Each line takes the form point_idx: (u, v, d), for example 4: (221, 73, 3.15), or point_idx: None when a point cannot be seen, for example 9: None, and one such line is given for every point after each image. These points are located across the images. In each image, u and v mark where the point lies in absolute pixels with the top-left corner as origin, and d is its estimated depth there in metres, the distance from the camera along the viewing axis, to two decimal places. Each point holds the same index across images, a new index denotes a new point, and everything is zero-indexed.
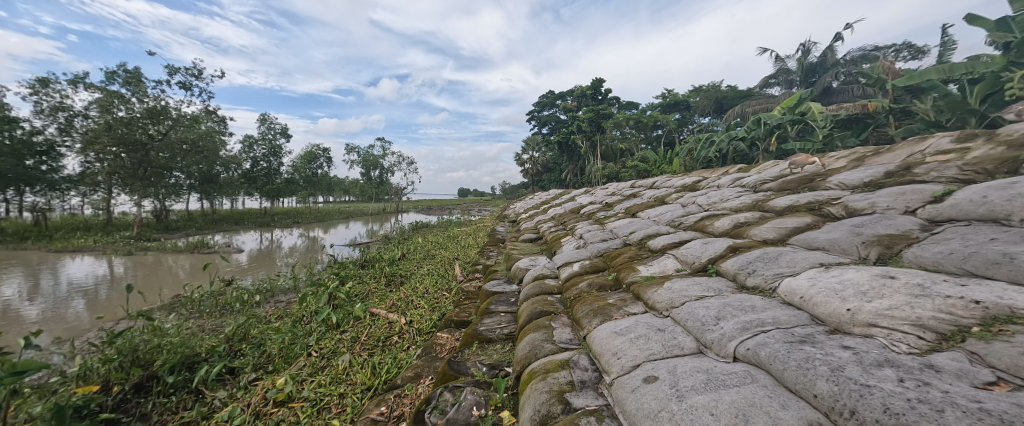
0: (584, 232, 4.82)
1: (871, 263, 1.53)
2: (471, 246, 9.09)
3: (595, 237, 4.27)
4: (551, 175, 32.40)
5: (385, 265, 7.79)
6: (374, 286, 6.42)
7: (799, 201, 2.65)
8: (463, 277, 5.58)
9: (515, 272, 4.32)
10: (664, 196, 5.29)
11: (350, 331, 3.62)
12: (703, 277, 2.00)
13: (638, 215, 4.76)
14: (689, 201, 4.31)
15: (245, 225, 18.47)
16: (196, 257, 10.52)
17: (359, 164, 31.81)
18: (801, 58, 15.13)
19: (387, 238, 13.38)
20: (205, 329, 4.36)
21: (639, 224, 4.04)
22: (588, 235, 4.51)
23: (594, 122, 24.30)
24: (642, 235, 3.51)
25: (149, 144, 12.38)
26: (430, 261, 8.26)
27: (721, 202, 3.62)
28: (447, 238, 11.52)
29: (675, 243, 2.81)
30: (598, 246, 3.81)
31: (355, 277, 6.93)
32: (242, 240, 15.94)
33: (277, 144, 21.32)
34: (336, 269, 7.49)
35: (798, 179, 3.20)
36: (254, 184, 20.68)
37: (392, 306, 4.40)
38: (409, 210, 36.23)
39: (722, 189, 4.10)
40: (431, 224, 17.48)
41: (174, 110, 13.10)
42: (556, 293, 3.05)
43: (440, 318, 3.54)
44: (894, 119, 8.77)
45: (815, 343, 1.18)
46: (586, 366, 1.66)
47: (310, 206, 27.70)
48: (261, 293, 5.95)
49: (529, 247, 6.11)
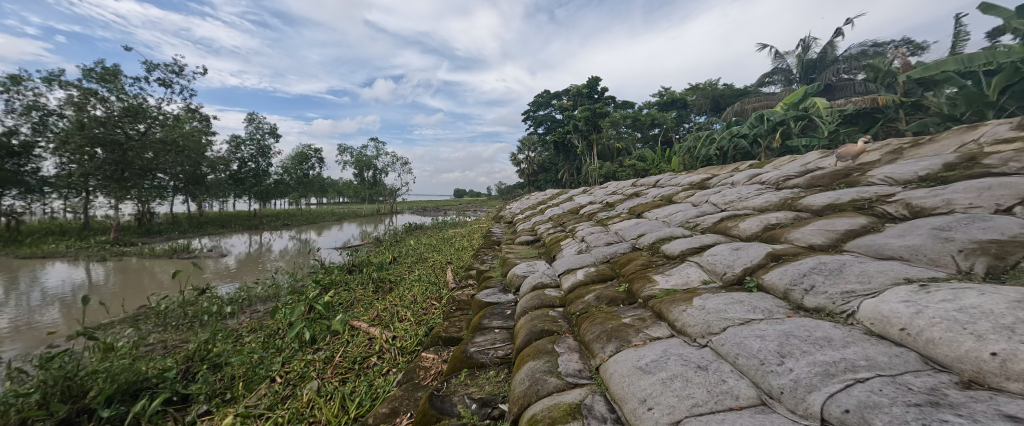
0: (586, 234, 4.44)
1: (980, 280, 1.16)
2: (465, 249, 8.65)
3: (599, 240, 3.89)
4: (548, 175, 32.03)
5: (374, 270, 7.37)
6: (360, 293, 5.98)
7: (841, 199, 2.28)
8: (455, 284, 5.17)
9: (511, 280, 3.93)
10: (671, 195, 4.93)
11: (326, 349, 3.22)
12: (742, 293, 1.62)
13: (644, 216, 4.39)
14: (700, 200, 3.93)
15: (232, 228, 17.90)
16: (176, 263, 10.01)
17: (352, 165, 31.26)
18: (801, 55, 14.88)
19: (379, 240, 12.95)
20: (165, 347, 3.91)
21: (647, 226, 3.66)
22: (591, 237, 4.13)
23: (591, 121, 23.98)
24: (652, 238, 3.12)
25: (127, 144, 11.82)
26: (422, 265, 7.84)
27: (740, 202, 3.24)
28: (441, 240, 11.10)
29: (695, 249, 2.42)
30: (603, 251, 3.43)
31: (340, 284, 6.52)
32: (230, 243, 15.41)
33: (266, 145, 20.77)
34: (321, 275, 7.05)
35: (830, 174, 2.82)
36: (242, 186, 20.09)
37: (374, 318, 4.00)
38: (403, 212, 35.74)
39: (737, 186, 3.73)
40: (425, 226, 17.05)
41: (154, 108, 12.56)
42: (557, 306, 2.66)
43: (426, 334, 3.14)
44: (903, 114, 8.48)
45: (957, 409, 0.80)
46: (603, 414, 1.27)
47: (302, 209, 27.14)
48: (237, 303, 5.49)
49: (526, 250, 5.72)
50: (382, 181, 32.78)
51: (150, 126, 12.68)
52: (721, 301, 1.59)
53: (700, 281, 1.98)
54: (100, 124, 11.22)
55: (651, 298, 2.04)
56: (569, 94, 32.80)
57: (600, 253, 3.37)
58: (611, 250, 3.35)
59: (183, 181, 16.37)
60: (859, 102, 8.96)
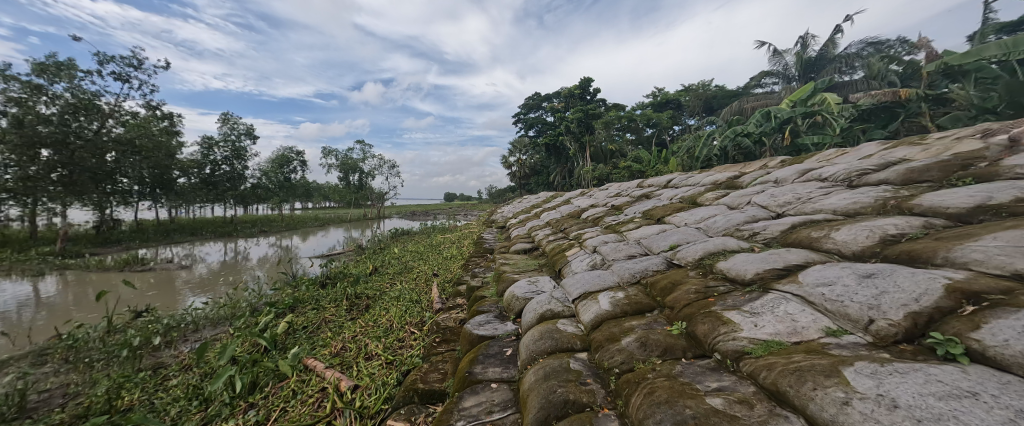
0: (598, 243, 3.71)
1: None
2: (455, 258, 7.79)
3: (617, 252, 3.16)
4: (539, 178, 31.32)
5: (350, 284, 6.51)
6: (330, 315, 5.11)
7: (995, 197, 1.56)
8: (443, 302, 4.38)
9: (509, 303, 3.16)
10: (693, 196, 4.25)
11: (260, 410, 2.40)
12: (947, 369, 0.90)
13: (667, 221, 3.68)
14: (739, 202, 3.23)
15: (203, 236, 16.69)
16: (127, 275, 8.94)
17: (337, 168, 30.04)
18: (800, 53, 14.50)
19: (361, 247, 12.03)
20: (58, 402, 3.01)
21: (679, 235, 2.94)
22: (605, 248, 3.41)
23: (584, 122, 23.31)
24: (695, 251, 2.39)
25: (80, 144, 10.79)
26: (406, 277, 7.00)
27: (803, 203, 2.54)
28: (428, 247, 10.26)
29: (781, 272, 1.69)
30: (628, 268, 2.67)
31: (309, 304, 5.64)
32: (205, 252, 14.36)
33: (242, 146, 19.59)
34: (287, 291, 6.15)
35: (935, 166, 2.13)
36: (215, 190, 18.84)
37: (337, 354, 3.18)
38: (392, 216, 34.61)
39: (786, 185, 3.05)
40: (412, 232, 16.14)
41: (104, 103, 11.46)
42: (579, 351, 1.90)
43: (397, 386, 2.36)
44: (926, 108, 8.04)
45: None
46: None
47: (283, 214, 25.90)
48: (175, 330, 4.57)
49: (523, 261, 4.97)
50: (368, 185, 31.62)
51: (105, 124, 11.60)
52: (927, 391, 0.85)
53: (822, 330, 1.24)
54: (44, 121, 10.05)
55: (741, 355, 1.30)
56: (561, 96, 32.22)
57: (624, 271, 2.63)
58: (639, 266, 2.63)
59: (148, 184, 15.21)
60: (877, 96, 8.42)
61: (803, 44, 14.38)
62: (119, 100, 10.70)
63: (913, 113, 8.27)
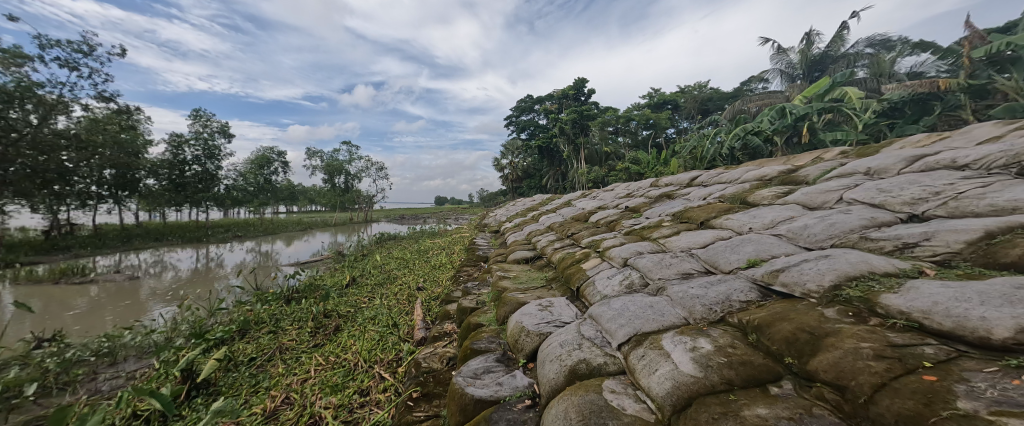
0: (627, 253, 2.87)
1: None
2: (444, 268, 6.83)
3: (664, 269, 2.29)
4: (532, 181, 30.47)
5: (318, 300, 5.57)
6: (287, 341, 4.18)
7: None
8: (427, 328, 3.47)
9: (515, 339, 2.28)
10: (738, 195, 3.42)
11: None
12: None
13: (715, 226, 2.86)
14: (824, 199, 2.41)
15: (168, 241, 15.38)
16: (62, 289, 7.83)
17: (321, 170, 28.80)
18: (805, 50, 14.04)
19: (341, 254, 11.02)
20: None
21: (754, 246, 2.09)
22: (642, 261, 2.54)
23: (578, 124, 22.68)
24: (812, 269, 1.53)
25: (16, 137, 9.63)
26: (386, 289, 6.07)
27: (955, 199, 1.72)
28: (415, 255, 9.31)
29: None
30: (693, 294, 1.81)
31: (266, 326, 4.68)
32: (175, 258, 13.20)
33: (215, 145, 18.34)
34: (240, 309, 5.15)
35: None
36: (184, 192, 17.49)
37: (273, 415, 2.29)
38: (379, 220, 33.41)
39: (894, 176, 2.23)
40: (398, 237, 15.09)
41: (44, 92, 10.27)
42: None
43: None
44: (969, 99, 7.53)
45: None
46: None
47: (263, 217, 24.60)
48: (79, 366, 3.59)
49: (526, 274, 4.12)
50: (355, 188, 30.34)
51: (49, 116, 10.45)
52: None
53: None
54: None
55: None
56: (554, 97, 31.58)
57: (690, 299, 1.77)
58: (711, 292, 1.78)
59: (110, 187, 14.05)
60: (911, 88, 7.84)
61: (808, 41, 13.94)
62: (67, 91, 9.56)
63: (952, 106, 7.74)
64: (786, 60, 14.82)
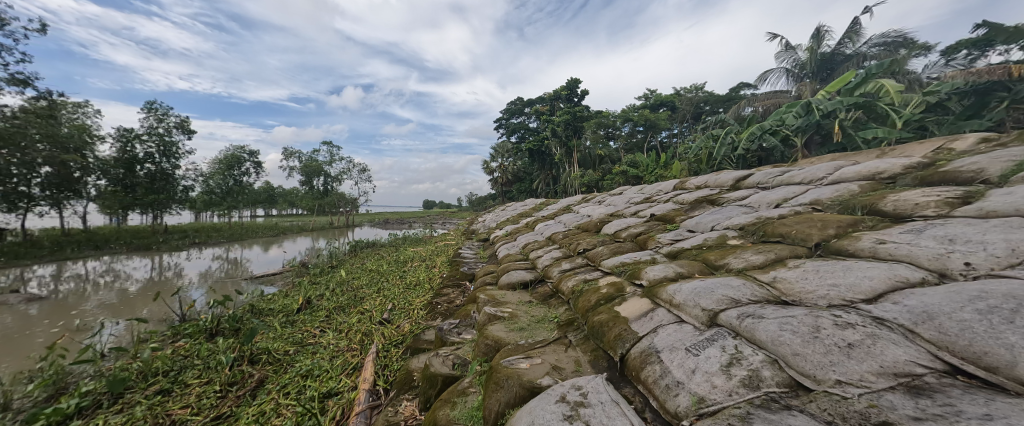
0: (711, 300, 1.65)
1: None
2: (419, 289, 5.51)
3: (842, 359, 1.08)
4: (523, 185, 29.34)
5: (243, 335, 4.14)
6: (179, 411, 2.86)
7: None
8: (373, 408, 2.21)
9: None
10: (852, 201, 2.26)
11: None
12: None
13: (858, 252, 1.66)
14: None
15: (113, 250, 13.65)
16: None
17: (298, 171, 27.03)
18: (814, 47, 13.32)
19: (306, 265, 9.62)
20: None
21: None
22: (763, 326, 1.31)
23: (572, 125, 21.61)
24: None
25: None
26: (345, 318, 4.71)
27: None
28: (391, 267, 8.01)
29: None
30: None
31: (158, 382, 3.29)
32: (128, 266, 11.70)
33: (173, 141, 16.69)
34: (130, 354, 3.72)
35: None
36: (134, 193, 15.58)
37: None
38: (361, 224, 31.70)
39: None
40: (376, 244, 13.69)
41: None
42: None
43: None
44: None
45: None
46: None
47: (233, 222, 22.80)
48: None
49: (529, 311, 2.87)
50: (335, 191, 28.69)
51: None
52: None
53: None
54: None
55: None
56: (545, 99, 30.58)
57: None
58: None
59: (49, 189, 12.18)
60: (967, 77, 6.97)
61: (818, 38, 13.21)
62: None
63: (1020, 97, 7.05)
64: (794, 58, 14.07)
